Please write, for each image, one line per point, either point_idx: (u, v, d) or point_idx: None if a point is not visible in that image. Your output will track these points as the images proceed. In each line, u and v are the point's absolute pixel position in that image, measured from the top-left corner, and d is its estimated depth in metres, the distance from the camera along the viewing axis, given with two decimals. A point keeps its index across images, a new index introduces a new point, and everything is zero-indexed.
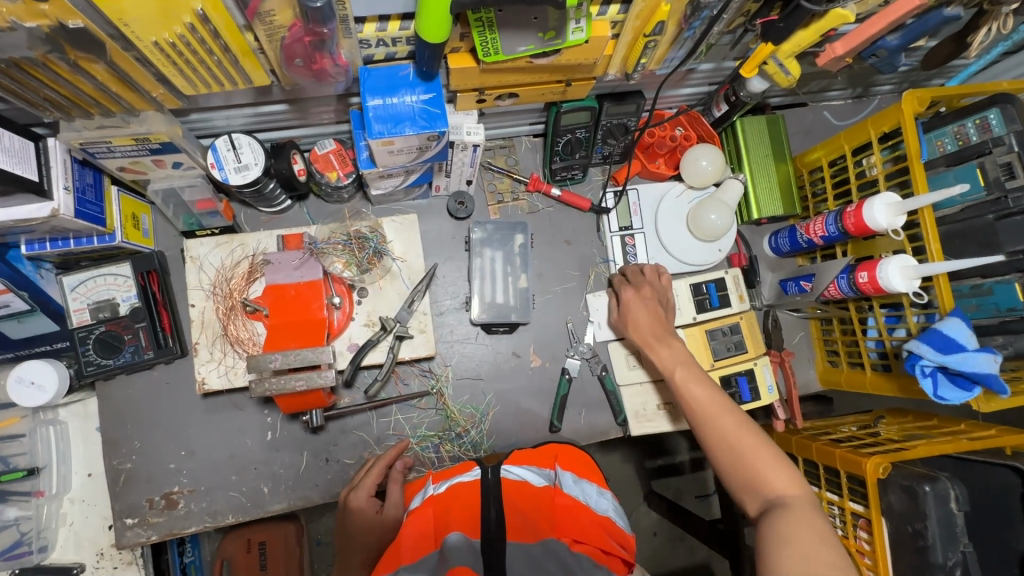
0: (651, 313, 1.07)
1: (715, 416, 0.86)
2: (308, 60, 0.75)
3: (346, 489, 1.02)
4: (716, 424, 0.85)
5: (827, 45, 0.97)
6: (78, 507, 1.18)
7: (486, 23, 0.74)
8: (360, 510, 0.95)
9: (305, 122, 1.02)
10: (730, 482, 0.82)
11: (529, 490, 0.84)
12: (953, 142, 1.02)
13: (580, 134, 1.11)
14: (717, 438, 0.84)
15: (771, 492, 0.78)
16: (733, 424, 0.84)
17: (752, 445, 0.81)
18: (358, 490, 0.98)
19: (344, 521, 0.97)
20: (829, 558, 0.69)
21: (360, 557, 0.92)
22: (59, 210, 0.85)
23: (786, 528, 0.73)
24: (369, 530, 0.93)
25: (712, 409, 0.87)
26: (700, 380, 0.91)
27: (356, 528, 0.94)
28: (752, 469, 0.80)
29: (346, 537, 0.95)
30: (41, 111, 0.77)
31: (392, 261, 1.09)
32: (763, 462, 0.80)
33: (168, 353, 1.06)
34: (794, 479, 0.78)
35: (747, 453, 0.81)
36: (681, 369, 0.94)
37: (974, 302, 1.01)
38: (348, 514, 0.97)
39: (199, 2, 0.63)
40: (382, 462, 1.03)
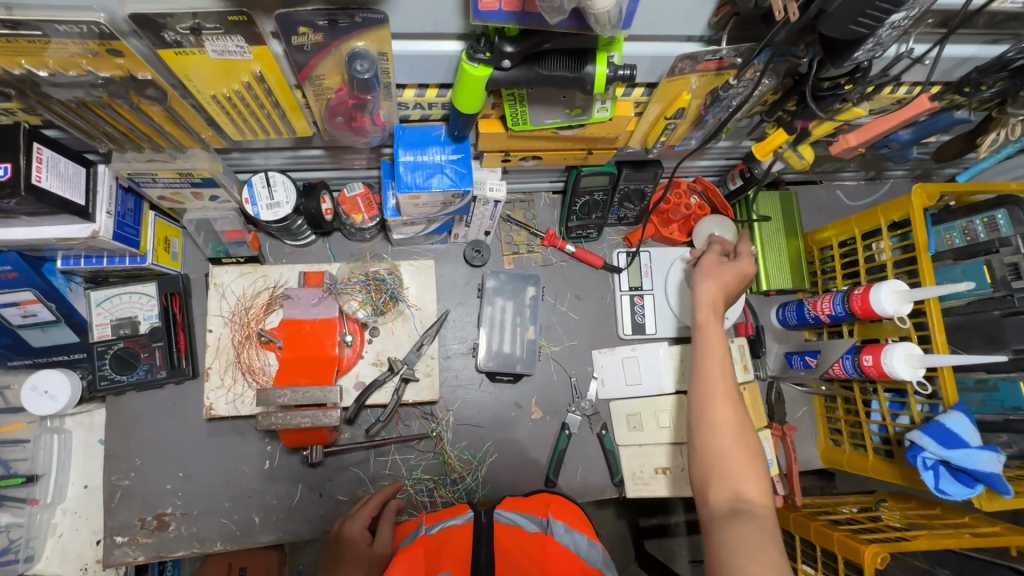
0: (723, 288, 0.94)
1: (719, 401, 0.83)
2: (349, 118, 0.80)
3: (339, 521, 1.01)
4: (718, 411, 0.82)
5: (841, 135, 1.00)
6: (69, 518, 1.18)
7: (517, 98, 0.78)
8: (353, 540, 0.95)
9: (338, 167, 1.07)
10: (704, 468, 0.80)
11: (522, 533, 0.84)
12: (962, 237, 1.05)
13: (597, 197, 1.15)
14: (712, 417, 0.82)
15: (740, 492, 0.76)
16: (731, 416, 0.82)
17: (741, 440, 0.80)
18: (353, 520, 0.98)
19: (333, 553, 0.95)
20: (773, 560, 0.67)
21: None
22: (99, 232, 0.90)
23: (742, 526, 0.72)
24: (358, 562, 0.91)
25: (718, 393, 0.84)
26: (721, 357, 0.87)
27: (343, 560, 0.92)
28: (732, 462, 0.78)
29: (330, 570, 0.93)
30: (97, 143, 0.83)
31: (406, 306, 1.12)
32: (743, 466, 0.78)
33: (180, 374, 1.09)
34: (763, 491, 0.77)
35: (733, 447, 0.79)
36: (704, 344, 0.89)
37: (979, 397, 1.01)
38: (338, 546, 0.96)
39: (259, 65, 0.68)
40: (379, 498, 1.03)
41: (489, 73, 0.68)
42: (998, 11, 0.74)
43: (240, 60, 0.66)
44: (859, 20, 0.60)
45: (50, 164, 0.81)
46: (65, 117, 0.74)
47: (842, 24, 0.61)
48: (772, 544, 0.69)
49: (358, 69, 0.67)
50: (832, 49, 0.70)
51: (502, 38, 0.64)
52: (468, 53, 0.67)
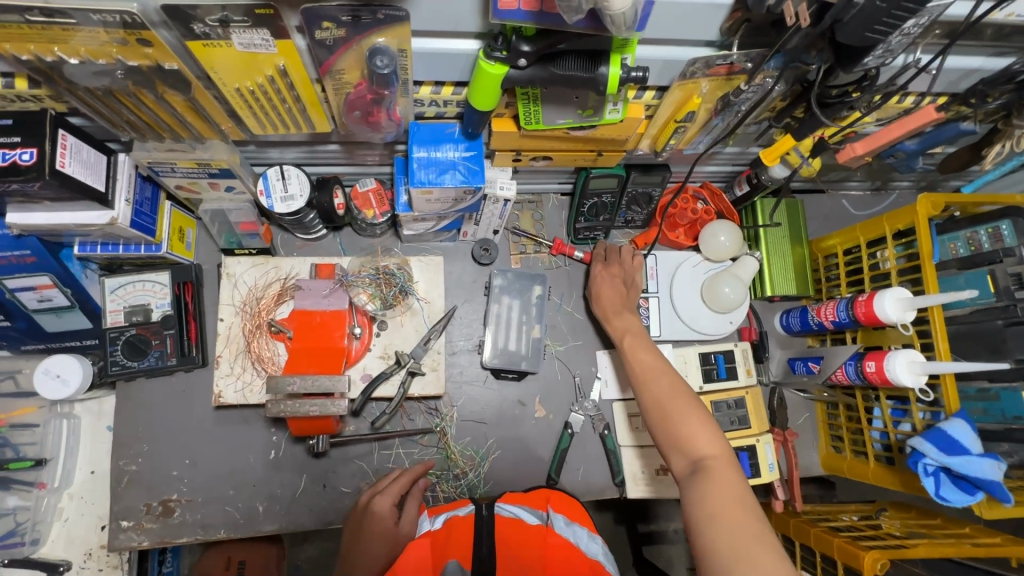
0: (615, 288, 1.17)
1: (651, 380, 0.95)
2: (367, 113, 0.82)
3: (367, 494, 0.99)
4: (651, 389, 0.94)
5: (847, 143, 1.01)
6: (76, 503, 1.19)
7: (532, 97, 0.80)
8: (380, 519, 0.93)
9: (352, 162, 1.09)
10: (659, 438, 0.89)
11: (523, 527, 0.84)
12: (966, 247, 1.06)
13: (606, 199, 1.17)
14: (650, 391, 0.93)
15: (692, 449, 0.84)
16: (666, 387, 0.92)
17: (681, 404, 0.89)
18: (382, 495, 0.96)
19: (359, 524, 0.94)
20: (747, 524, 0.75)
21: (365, 566, 0.89)
22: (118, 219, 0.92)
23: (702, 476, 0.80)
24: (382, 542, 0.90)
25: (650, 373, 0.97)
26: (647, 350, 1.01)
27: (368, 536, 0.91)
28: (677, 422, 0.87)
29: (355, 541, 0.92)
30: (120, 131, 0.85)
31: (415, 300, 1.13)
32: (691, 425, 0.86)
33: (189, 362, 1.10)
34: (715, 441, 0.84)
35: (674, 410, 0.89)
36: (631, 339, 1.05)
37: (980, 405, 1.02)
38: (365, 518, 0.94)
39: (282, 59, 0.70)
40: (410, 477, 1.01)
41: (505, 72, 0.69)
42: (1005, 23, 0.75)
43: (264, 53, 0.68)
44: (875, 28, 0.62)
45: (73, 151, 0.83)
46: (91, 104, 0.76)
47: (858, 32, 0.63)
48: (735, 502, 0.77)
49: (378, 65, 0.69)
50: (843, 55, 0.72)
51: (519, 37, 0.66)
52: (485, 52, 0.68)
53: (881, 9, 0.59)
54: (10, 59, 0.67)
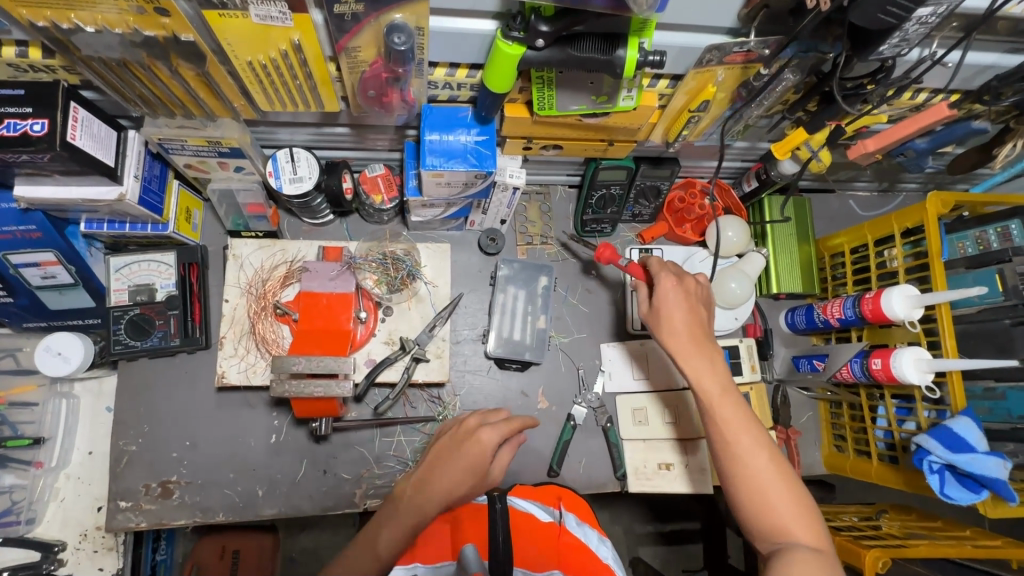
0: (692, 310, 0.92)
1: (745, 447, 0.82)
2: (380, 93, 0.82)
3: (474, 418, 0.95)
4: (744, 457, 0.81)
5: (859, 140, 1.02)
6: (72, 483, 1.18)
7: (546, 81, 0.80)
8: (479, 448, 0.89)
9: (361, 147, 1.09)
10: (746, 517, 0.80)
11: (536, 521, 0.84)
12: (974, 246, 1.06)
13: (615, 191, 1.17)
14: (740, 460, 0.81)
15: (784, 533, 0.77)
16: (766, 461, 0.80)
17: (777, 484, 0.79)
18: (490, 427, 0.91)
19: (458, 445, 0.90)
20: None
21: (450, 482, 0.85)
22: (125, 195, 0.91)
23: (792, 565, 0.73)
24: (472, 469, 0.86)
25: (731, 423, 0.84)
26: (733, 405, 0.85)
27: (462, 459, 0.87)
28: (773, 505, 0.78)
29: (449, 457, 0.88)
30: (132, 106, 0.85)
31: (422, 284, 1.13)
32: (789, 507, 0.78)
33: (193, 343, 1.09)
34: (815, 532, 0.77)
35: (773, 493, 0.78)
36: (711, 385, 0.86)
37: (986, 405, 1.01)
38: (465, 442, 0.90)
39: (298, 34, 0.70)
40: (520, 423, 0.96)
41: (522, 52, 0.69)
42: (1020, 17, 0.75)
43: (281, 27, 0.68)
44: (888, 9, 0.62)
45: (84, 124, 0.82)
46: (104, 76, 0.76)
47: (871, 12, 0.63)
48: None
49: (396, 42, 0.68)
50: (858, 40, 0.71)
51: (538, 17, 0.65)
52: (503, 31, 0.68)
53: None
54: (25, 25, 0.67)
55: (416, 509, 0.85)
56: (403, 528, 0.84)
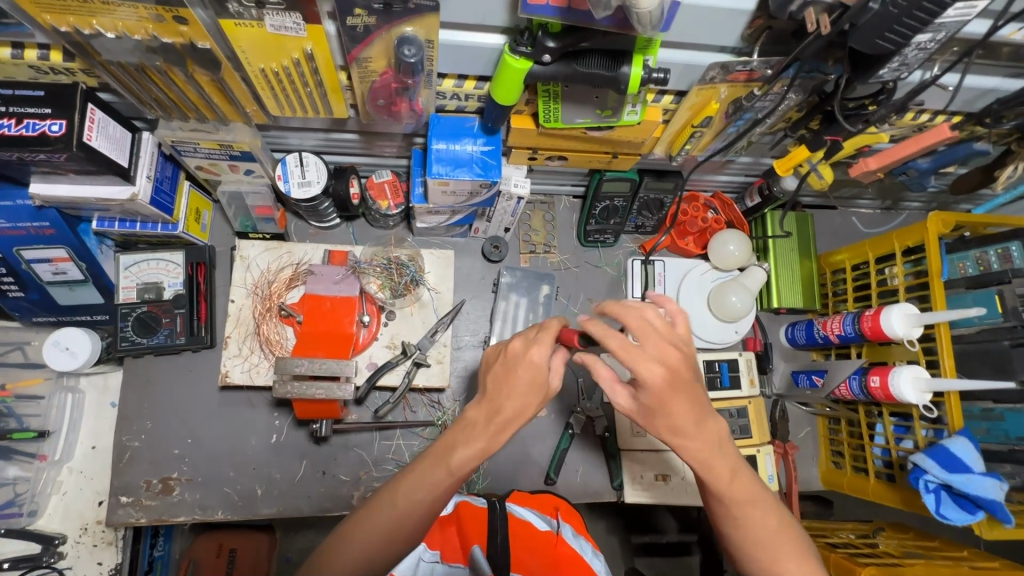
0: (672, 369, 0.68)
1: (753, 514, 0.75)
2: (389, 103, 0.84)
3: (519, 339, 0.76)
4: (751, 523, 0.75)
5: (861, 158, 1.02)
6: (75, 477, 1.20)
7: (552, 94, 0.81)
8: (535, 368, 0.74)
9: (369, 153, 1.11)
10: (737, 551, 0.78)
11: (533, 530, 0.88)
12: (975, 267, 1.06)
13: (618, 203, 1.18)
14: (733, 513, 0.76)
15: None
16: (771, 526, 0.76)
17: (771, 520, 0.76)
18: (536, 345, 0.74)
19: (504, 368, 0.75)
20: None
21: (516, 412, 0.74)
22: (138, 195, 0.93)
23: None
24: (535, 395, 0.74)
25: (736, 479, 0.75)
26: (742, 474, 0.74)
27: (519, 385, 0.74)
28: (776, 560, 0.75)
29: (502, 386, 0.75)
30: (147, 109, 0.87)
31: (425, 290, 1.13)
32: (790, 563, 0.75)
33: (198, 342, 1.11)
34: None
35: (769, 538, 0.76)
36: (713, 455, 0.73)
37: (984, 425, 1.02)
38: (512, 366, 0.75)
39: (312, 44, 0.72)
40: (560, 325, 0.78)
41: (530, 67, 0.71)
42: (1021, 44, 0.76)
43: (295, 37, 0.70)
44: (886, 35, 0.61)
45: (100, 125, 0.84)
46: (121, 80, 0.78)
47: (870, 37, 0.62)
48: None
49: (406, 54, 0.70)
50: (859, 65, 0.72)
51: (546, 33, 0.67)
52: (511, 46, 0.70)
53: (892, 14, 0.58)
54: (47, 30, 0.69)
55: (490, 435, 0.73)
56: (475, 454, 0.73)
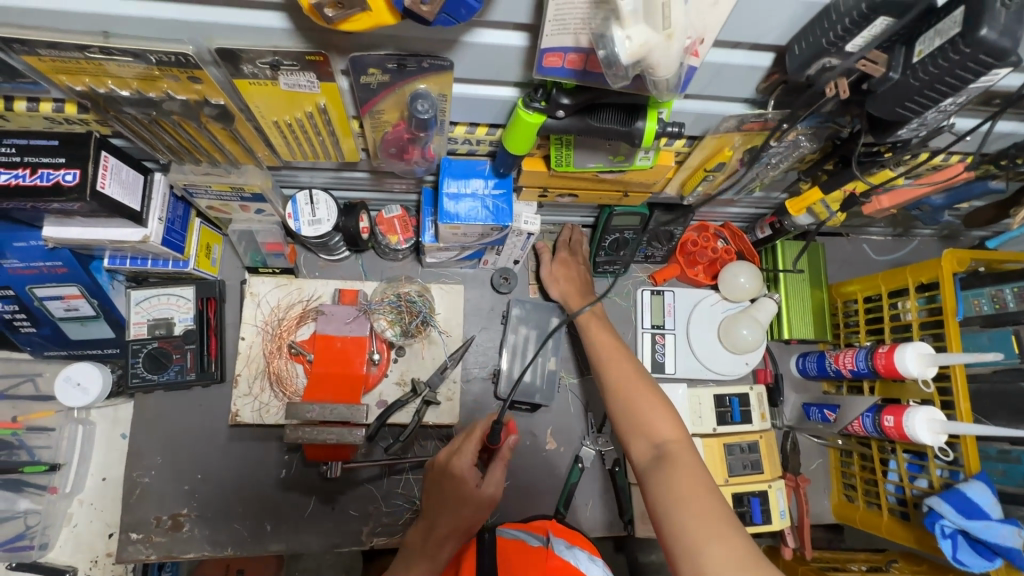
0: (573, 280, 1.20)
1: (618, 370, 1.01)
2: (401, 150, 0.84)
3: (446, 450, 0.97)
4: (615, 377, 0.99)
5: (874, 196, 1.00)
6: (86, 509, 1.18)
7: (564, 142, 0.81)
8: (458, 476, 0.92)
9: (379, 189, 1.11)
10: (624, 428, 0.92)
11: (524, 548, 0.82)
12: (989, 304, 1.05)
13: (627, 235, 1.17)
14: (617, 390, 0.97)
15: (655, 435, 0.87)
16: (631, 377, 0.98)
17: (642, 391, 0.95)
18: (461, 456, 0.93)
19: (438, 482, 0.93)
20: (702, 498, 0.75)
21: (447, 525, 0.89)
22: (150, 237, 0.94)
23: (664, 466, 0.81)
24: (462, 502, 0.90)
25: (613, 362, 1.03)
26: (611, 344, 1.08)
27: (448, 494, 0.91)
28: (644, 414, 0.91)
29: (438, 501, 0.92)
30: (159, 154, 0.87)
31: (435, 330, 1.15)
32: (655, 413, 0.90)
33: (207, 378, 1.12)
34: (675, 428, 0.88)
35: (638, 402, 0.93)
36: (594, 322, 1.14)
37: (1001, 467, 1.00)
38: (444, 478, 0.93)
39: (324, 98, 0.72)
40: (484, 431, 0.97)
41: (543, 121, 0.70)
42: None
43: (308, 93, 0.70)
44: (907, 104, 0.61)
45: (113, 172, 0.85)
46: (135, 130, 0.78)
47: (890, 105, 0.62)
48: (697, 485, 0.77)
49: (419, 109, 0.70)
50: (877, 124, 0.70)
51: (559, 90, 0.67)
52: (524, 101, 0.70)
53: (913, 86, 0.58)
54: (62, 88, 0.70)
55: (429, 557, 0.88)
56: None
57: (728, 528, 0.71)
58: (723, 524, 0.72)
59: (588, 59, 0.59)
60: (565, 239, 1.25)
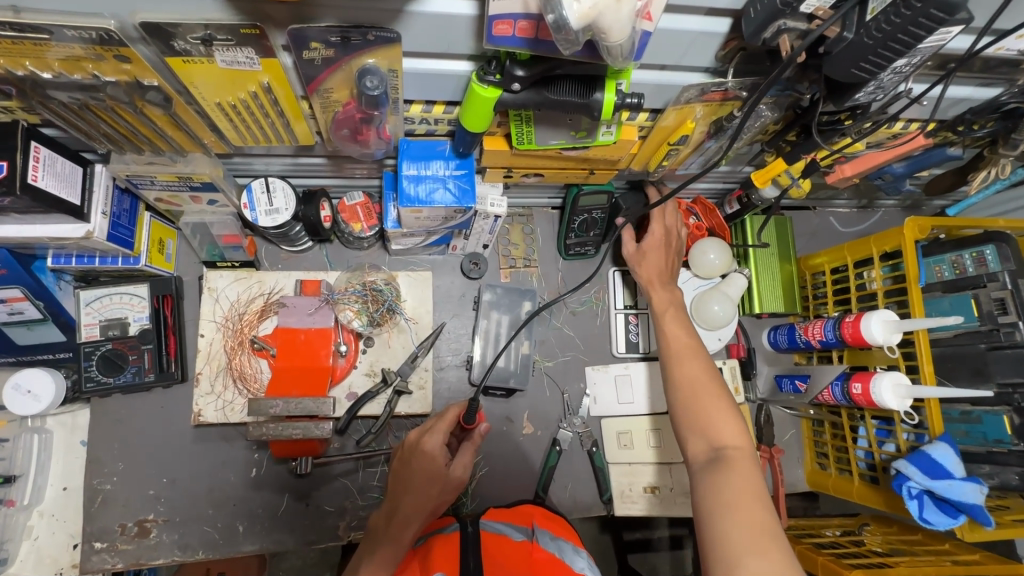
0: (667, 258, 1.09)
1: (685, 359, 0.89)
2: (355, 131, 0.81)
3: (416, 432, 0.94)
4: (683, 367, 0.88)
5: (838, 166, 1.02)
6: (46, 521, 1.05)
7: (524, 118, 0.78)
8: (428, 458, 0.89)
9: (339, 175, 1.07)
10: (681, 424, 0.83)
11: (507, 543, 0.83)
12: (951, 270, 1.07)
13: (596, 215, 1.14)
14: (682, 387, 0.85)
15: (715, 436, 0.79)
16: (700, 371, 0.86)
17: (708, 390, 0.84)
18: (432, 434, 0.91)
19: (409, 459, 0.91)
20: (758, 516, 0.68)
21: (413, 502, 0.86)
22: (93, 233, 0.88)
23: (720, 474, 0.74)
24: (431, 483, 0.87)
25: (684, 355, 0.90)
26: (682, 328, 0.95)
27: (417, 474, 0.88)
28: (706, 410, 0.81)
29: (405, 483, 0.89)
30: (96, 143, 0.82)
31: (402, 318, 1.14)
32: (719, 412, 0.81)
33: (168, 378, 1.07)
34: (741, 432, 0.79)
35: (704, 401, 0.82)
36: (672, 314, 0.98)
37: (963, 428, 1.03)
38: (416, 455, 0.91)
39: (267, 76, 0.68)
40: (458, 413, 0.94)
41: (498, 95, 0.68)
42: (994, 56, 0.76)
43: (248, 71, 0.66)
44: (862, 65, 0.61)
45: (47, 163, 0.79)
46: (65, 118, 0.73)
47: (846, 67, 0.62)
48: (753, 496, 0.70)
49: (368, 85, 0.67)
50: (836, 89, 0.70)
51: (514, 62, 0.64)
52: (478, 75, 0.67)
53: (868, 45, 0.58)
54: None
55: (391, 539, 0.84)
56: (381, 563, 0.81)
57: (781, 554, 0.65)
58: (768, 539, 0.66)
59: (539, 25, 0.57)
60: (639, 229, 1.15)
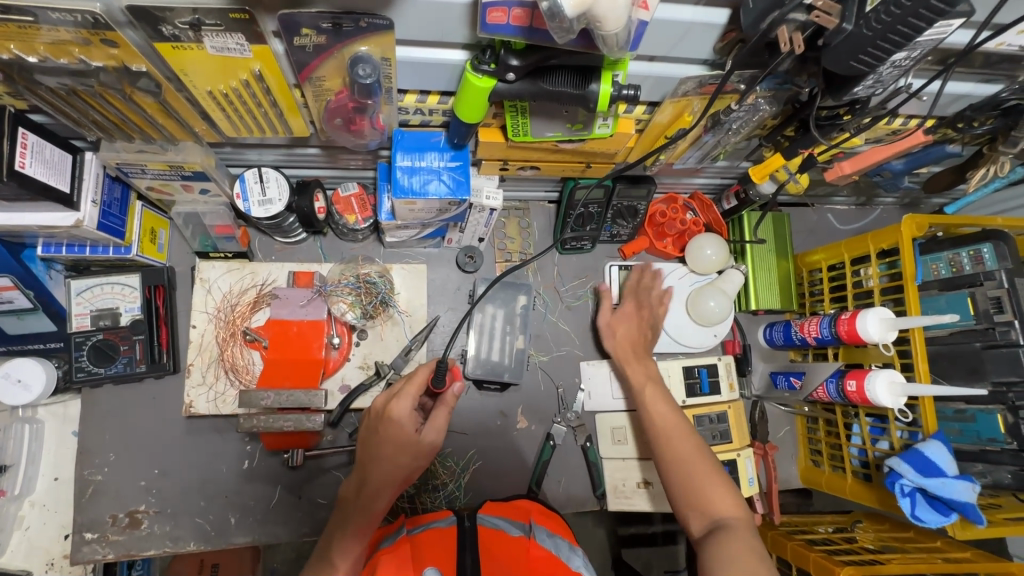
0: (638, 330, 1.18)
1: (673, 435, 0.92)
2: (348, 121, 0.80)
3: (383, 396, 0.89)
4: (673, 443, 0.90)
5: (835, 163, 1.01)
6: (37, 512, 1.05)
7: (519, 109, 0.77)
8: (397, 427, 0.85)
9: (333, 166, 1.05)
10: (678, 499, 0.86)
11: (505, 539, 0.82)
12: (947, 269, 1.06)
13: (592, 209, 1.14)
14: (674, 465, 0.88)
15: (713, 510, 0.82)
16: (690, 444, 0.90)
17: (700, 463, 0.87)
18: (400, 399, 0.86)
19: (377, 427, 0.87)
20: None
21: (383, 474, 0.84)
22: (83, 221, 0.86)
23: (723, 544, 0.77)
24: (401, 450, 0.85)
25: (670, 431, 0.93)
26: (664, 404, 0.99)
27: (386, 443, 0.85)
28: (701, 482, 0.84)
29: (374, 449, 0.86)
30: (86, 130, 0.80)
31: (396, 311, 1.14)
32: (712, 484, 0.84)
33: (159, 369, 1.06)
34: (736, 503, 0.83)
35: (698, 474, 0.85)
36: (650, 389, 1.03)
37: (956, 426, 1.03)
38: (384, 422, 0.86)
39: (258, 64, 0.67)
40: (426, 375, 0.89)
41: (493, 85, 0.67)
42: (995, 51, 0.75)
43: (238, 57, 0.65)
44: (861, 58, 0.60)
45: (35, 150, 0.78)
46: (54, 104, 0.72)
47: (844, 59, 0.61)
48: (757, 560, 0.75)
49: (360, 74, 0.66)
50: (834, 83, 0.69)
51: (508, 51, 0.63)
52: (472, 64, 0.66)
53: (868, 37, 0.57)
54: None
55: (361, 510, 0.83)
56: (353, 534, 0.82)
57: None
58: None
59: (533, 14, 0.56)
60: (631, 284, 1.23)
